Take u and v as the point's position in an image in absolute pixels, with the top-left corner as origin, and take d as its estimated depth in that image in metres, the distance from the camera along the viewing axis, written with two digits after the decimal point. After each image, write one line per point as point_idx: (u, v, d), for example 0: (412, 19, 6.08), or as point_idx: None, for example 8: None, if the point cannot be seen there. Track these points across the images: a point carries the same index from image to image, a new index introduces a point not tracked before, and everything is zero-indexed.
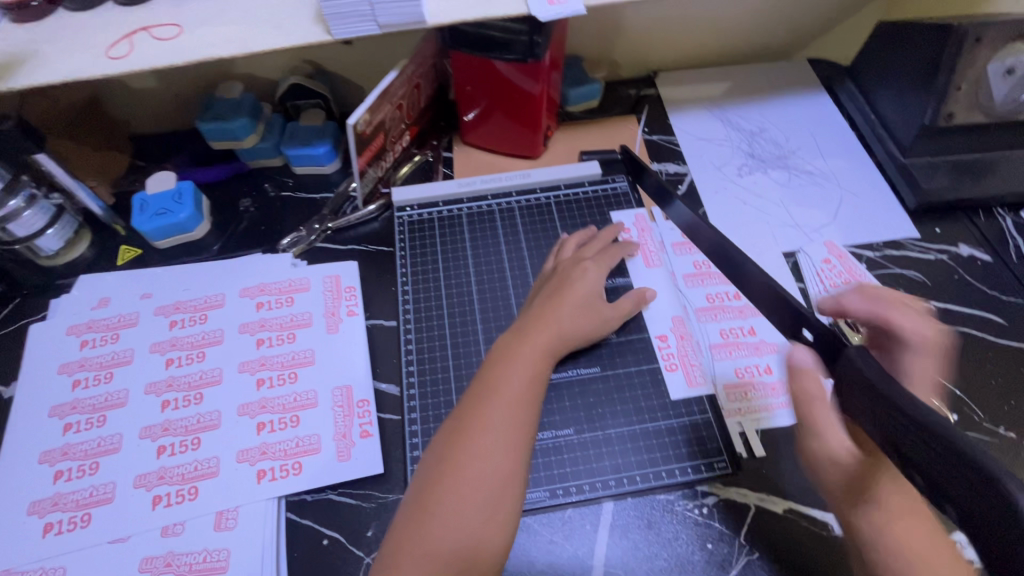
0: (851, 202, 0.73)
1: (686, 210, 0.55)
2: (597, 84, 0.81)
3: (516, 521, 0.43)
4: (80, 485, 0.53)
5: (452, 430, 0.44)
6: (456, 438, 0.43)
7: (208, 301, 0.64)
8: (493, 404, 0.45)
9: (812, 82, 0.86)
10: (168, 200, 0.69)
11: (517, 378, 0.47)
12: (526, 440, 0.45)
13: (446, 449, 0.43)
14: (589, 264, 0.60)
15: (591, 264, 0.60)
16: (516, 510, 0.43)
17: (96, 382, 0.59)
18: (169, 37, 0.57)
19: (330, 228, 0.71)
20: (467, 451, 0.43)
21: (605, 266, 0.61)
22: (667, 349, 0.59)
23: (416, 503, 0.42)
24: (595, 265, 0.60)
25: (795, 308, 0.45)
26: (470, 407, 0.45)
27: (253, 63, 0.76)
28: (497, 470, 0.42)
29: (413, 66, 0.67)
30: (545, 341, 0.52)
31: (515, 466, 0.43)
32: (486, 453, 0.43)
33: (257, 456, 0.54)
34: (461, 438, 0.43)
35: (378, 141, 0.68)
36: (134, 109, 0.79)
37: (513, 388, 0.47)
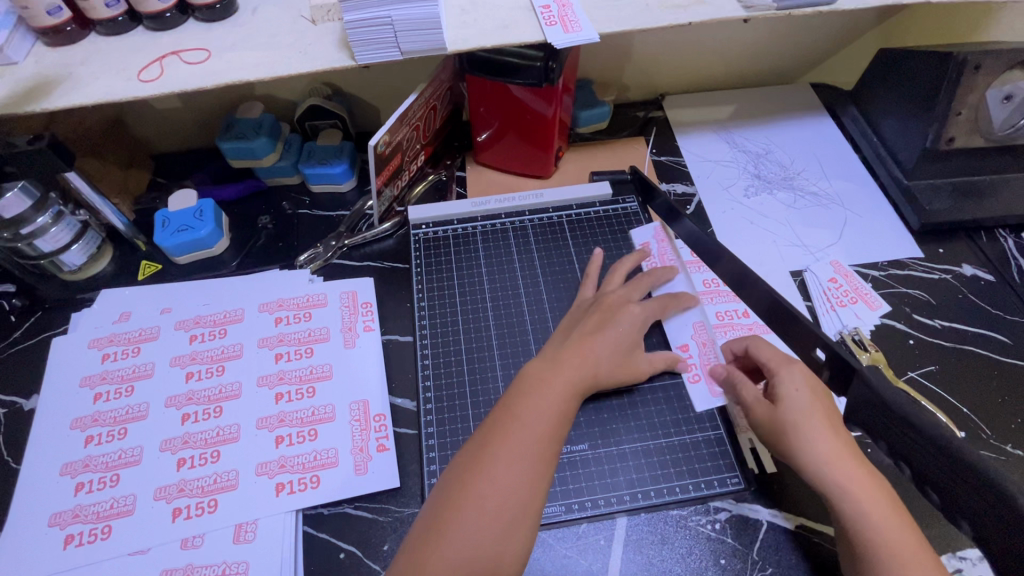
0: (856, 222, 0.75)
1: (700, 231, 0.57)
2: (606, 107, 0.83)
3: (528, 549, 0.43)
4: (101, 497, 0.53)
5: (476, 453, 0.45)
6: (476, 463, 0.44)
7: (228, 316, 0.65)
8: (517, 433, 0.46)
9: (815, 106, 0.89)
10: (190, 217, 0.70)
11: (544, 407, 0.48)
12: (547, 470, 0.45)
13: (468, 472, 0.44)
14: (635, 305, 0.59)
15: (639, 306, 0.59)
16: (529, 539, 0.43)
17: (117, 395, 0.59)
18: (198, 62, 0.60)
19: (346, 245, 0.72)
20: (489, 477, 0.44)
21: (651, 309, 0.60)
22: (690, 360, 0.59)
23: (433, 522, 0.42)
24: (641, 308, 0.59)
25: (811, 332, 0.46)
26: (495, 433, 0.46)
27: (273, 85, 0.79)
28: (517, 498, 0.43)
29: (431, 89, 0.69)
30: (578, 368, 0.51)
31: (534, 495, 0.44)
32: (506, 479, 0.44)
33: (276, 469, 0.55)
34: (484, 463, 0.44)
35: (395, 161, 0.70)
36: (156, 128, 0.81)
37: (541, 417, 0.47)
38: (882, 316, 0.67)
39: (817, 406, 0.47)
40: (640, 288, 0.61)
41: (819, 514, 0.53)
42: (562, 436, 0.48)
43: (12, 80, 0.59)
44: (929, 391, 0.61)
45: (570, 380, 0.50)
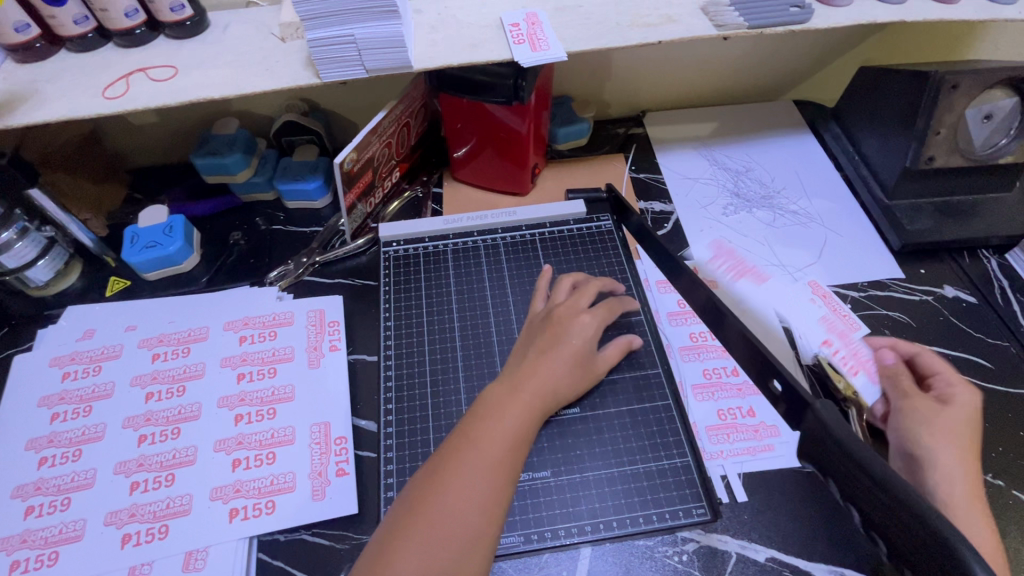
0: (836, 242, 0.74)
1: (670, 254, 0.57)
2: (585, 124, 0.83)
3: None
4: (50, 521, 0.52)
5: (429, 479, 0.43)
6: (427, 491, 0.43)
7: (192, 334, 0.64)
8: (471, 460, 0.44)
9: (798, 123, 0.88)
10: (159, 233, 0.70)
11: (501, 432, 0.46)
12: (503, 496, 0.44)
13: (421, 499, 0.42)
14: (587, 314, 0.57)
15: (590, 315, 0.57)
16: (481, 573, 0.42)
17: (74, 416, 0.59)
18: (165, 79, 0.59)
19: (317, 261, 0.72)
20: (441, 506, 0.42)
21: (603, 317, 0.58)
22: None
23: (377, 553, 0.41)
24: (593, 317, 0.57)
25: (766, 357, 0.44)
26: (451, 459, 0.44)
27: (249, 101, 0.78)
28: (469, 530, 0.42)
29: (402, 105, 0.68)
30: (537, 394, 0.50)
31: (488, 527, 0.42)
32: (459, 509, 0.42)
33: (231, 494, 0.54)
34: (438, 491, 0.43)
35: (367, 177, 0.69)
36: (131, 144, 0.81)
37: (497, 443, 0.45)
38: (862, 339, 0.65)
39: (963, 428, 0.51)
40: (589, 294, 0.59)
41: (790, 546, 0.52)
42: (519, 465, 0.46)
43: None
44: None
45: (531, 406, 0.49)
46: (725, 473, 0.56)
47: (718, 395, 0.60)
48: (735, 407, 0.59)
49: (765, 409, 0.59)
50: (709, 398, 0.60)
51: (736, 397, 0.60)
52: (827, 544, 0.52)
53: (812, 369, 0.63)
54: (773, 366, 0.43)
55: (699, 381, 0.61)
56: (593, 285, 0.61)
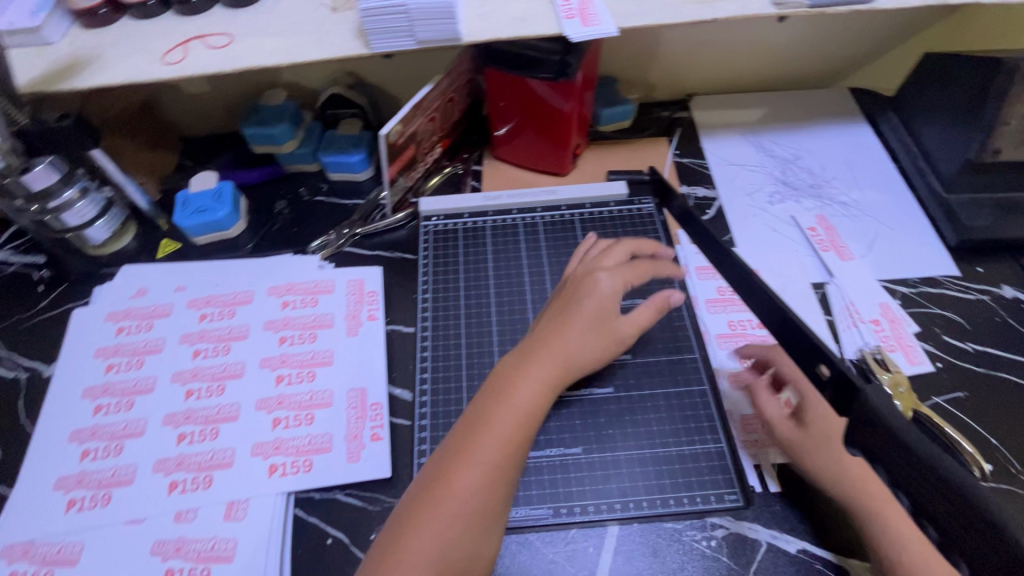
0: (887, 235, 0.71)
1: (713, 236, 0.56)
2: (630, 105, 0.81)
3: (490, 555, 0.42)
4: (104, 465, 0.56)
5: (439, 459, 0.43)
6: (438, 472, 0.42)
7: (237, 297, 0.67)
8: (481, 438, 0.43)
9: (853, 111, 0.84)
10: (209, 198, 0.72)
11: (513, 407, 0.45)
12: (512, 472, 0.44)
13: (432, 478, 0.42)
14: (603, 274, 0.54)
15: (607, 275, 0.54)
16: (491, 546, 0.42)
17: (128, 368, 0.62)
18: (221, 46, 0.61)
19: (358, 233, 0.73)
20: (449, 483, 0.42)
21: (625, 277, 0.55)
22: (882, 332, 0.63)
23: (390, 534, 0.41)
24: (610, 276, 0.54)
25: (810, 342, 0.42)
26: (460, 437, 0.44)
27: (298, 73, 0.80)
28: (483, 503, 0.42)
29: (448, 80, 0.69)
30: (552, 364, 0.48)
31: (495, 502, 0.42)
32: (476, 481, 0.42)
33: (270, 450, 0.56)
34: (456, 464, 0.43)
35: (409, 152, 0.69)
36: (183, 111, 0.83)
37: (508, 419, 0.45)
38: (912, 336, 0.63)
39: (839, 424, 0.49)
40: (615, 257, 0.58)
41: (823, 538, 0.50)
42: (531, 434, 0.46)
43: (45, 59, 0.61)
44: (956, 420, 0.57)
45: (548, 376, 0.48)
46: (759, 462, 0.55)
47: None
48: None
49: None
50: None
51: None
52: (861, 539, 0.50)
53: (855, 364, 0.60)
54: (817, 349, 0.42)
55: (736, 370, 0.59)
56: (624, 248, 0.59)
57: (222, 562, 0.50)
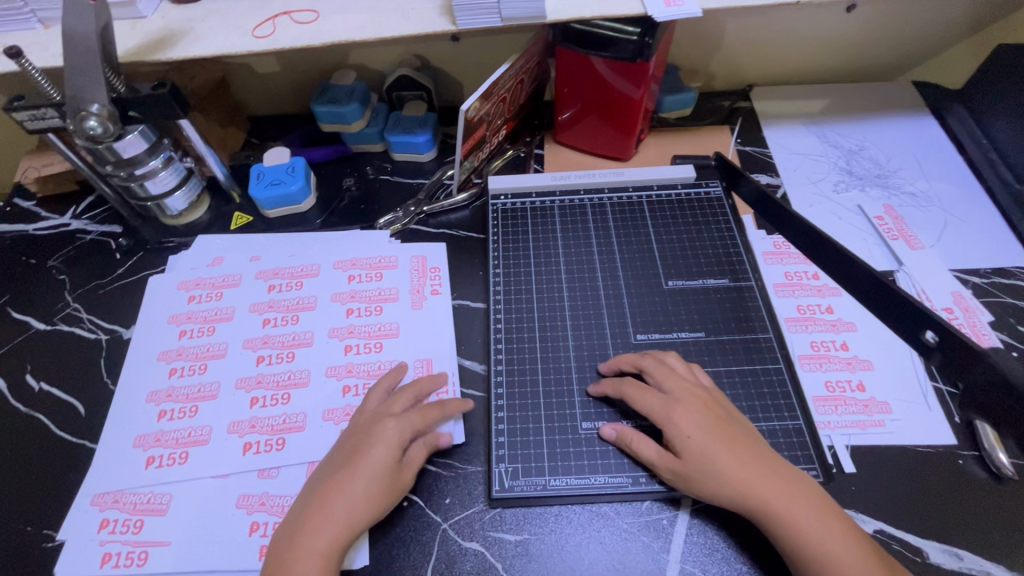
0: (957, 226, 0.70)
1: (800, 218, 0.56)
2: (692, 93, 0.81)
3: None
4: (181, 424, 0.58)
5: None
6: None
7: (304, 270, 0.68)
8: None
9: (918, 104, 0.84)
10: (282, 172, 0.74)
11: None
12: None
13: None
14: (391, 421, 0.52)
15: (394, 420, 0.52)
16: None
17: (199, 334, 0.64)
18: (308, 22, 0.62)
19: (424, 211, 0.74)
20: None
21: (415, 419, 0.53)
22: (956, 320, 0.62)
23: None
24: (399, 422, 0.52)
25: (917, 309, 0.46)
26: None
27: (367, 55, 0.81)
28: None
29: (522, 62, 0.69)
30: (330, 536, 0.46)
31: None
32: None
33: (341, 416, 0.57)
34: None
35: (480, 131, 0.71)
36: (254, 90, 0.85)
37: None
38: (987, 325, 0.62)
39: (716, 444, 0.49)
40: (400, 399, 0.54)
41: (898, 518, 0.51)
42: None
43: (139, 32, 0.63)
44: None
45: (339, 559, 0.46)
46: (833, 443, 0.55)
47: (827, 367, 0.59)
48: (844, 381, 0.58)
49: (877, 384, 0.58)
50: (818, 368, 0.59)
51: (846, 370, 0.59)
52: (940, 522, 0.51)
53: None
54: (926, 316, 0.45)
55: (807, 352, 0.60)
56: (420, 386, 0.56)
57: None
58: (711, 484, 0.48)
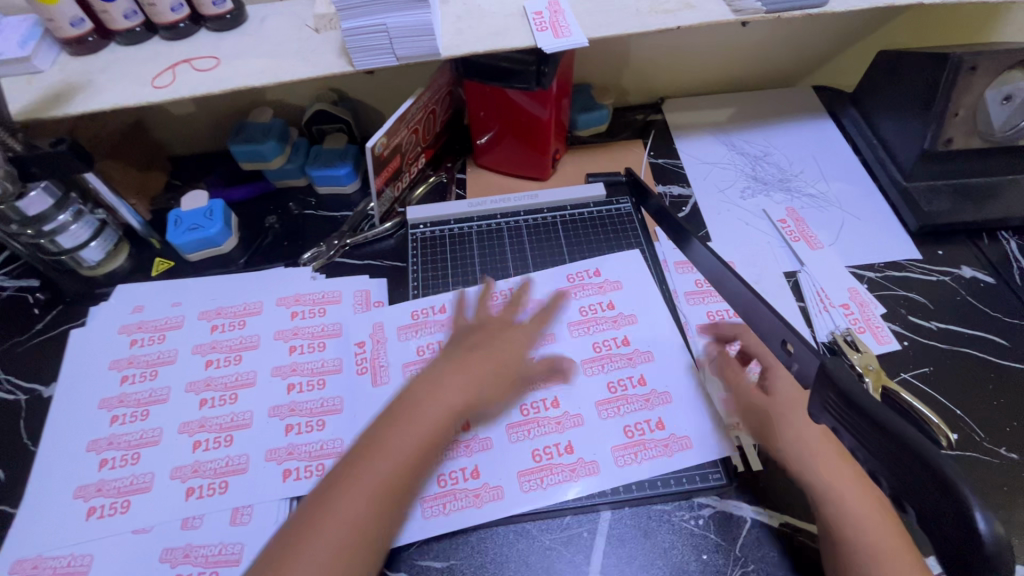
0: (853, 224, 0.75)
1: (712, 258, 0.55)
2: (605, 110, 0.84)
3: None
4: (122, 473, 0.57)
5: (325, 491, 0.46)
6: (324, 500, 0.45)
7: (624, 321, 0.65)
8: (375, 469, 0.47)
9: (816, 108, 0.89)
10: (200, 216, 0.73)
11: (407, 441, 0.49)
12: (378, 516, 0.46)
13: (300, 535, 0.44)
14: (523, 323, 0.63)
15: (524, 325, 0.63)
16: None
17: (142, 379, 0.63)
18: (208, 69, 0.63)
19: (348, 244, 0.75)
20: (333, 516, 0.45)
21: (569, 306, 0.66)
22: (851, 315, 0.66)
23: (279, 554, 0.43)
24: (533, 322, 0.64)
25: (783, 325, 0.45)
26: (344, 474, 0.47)
27: (283, 91, 0.82)
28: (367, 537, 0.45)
29: (429, 93, 0.72)
30: (443, 418, 0.52)
31: (354, 541, 0.44)
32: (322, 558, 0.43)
33: (284, 456, 0.57)
34: (357, 461, 0.48)
35: (394, 162, 0.72)
36: (172, 132, 0.85)
37: (406, 450, 0.49)
38: (879, 317, 0.66)
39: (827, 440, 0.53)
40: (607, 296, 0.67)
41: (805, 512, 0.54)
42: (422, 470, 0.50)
43: (36, 87, 0.62)
44: (922, 393, 0.61)
45: (428, 423, 0.51)
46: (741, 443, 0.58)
47: None
48: None
49: None
50: None
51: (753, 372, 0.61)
52: None
53: (827, 347, 0.64)
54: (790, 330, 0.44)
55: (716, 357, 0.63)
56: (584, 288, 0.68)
57: (230, 565, 0.52)
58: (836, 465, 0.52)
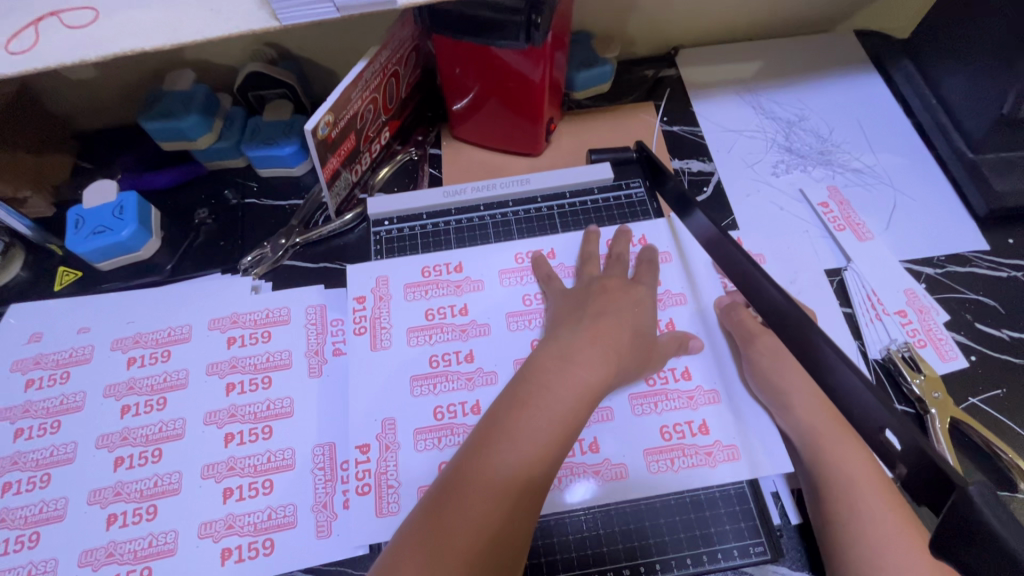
0: (907, 206, 0.62)
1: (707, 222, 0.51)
2: (609, 66, 0.69)
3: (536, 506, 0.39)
4: (17, 561, 0.46)
5: (510, 399, 0.42)
6: (513, 408, 0.41)
7: (669, 300, 0.56)
8: (560, 382, 0.43)
9: (860, 59, 0.74)
10: (108, 215, 0.59)
11: (588, 354, 0.45)
12: (571, 435, 0.41)
13: (492, 438, 0.40)
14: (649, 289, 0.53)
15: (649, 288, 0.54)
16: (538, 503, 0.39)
17: (41, 433, 0.51)
18: (83, 25, 0.45)
19: (298, 242, 0.60)
20: (524, 422, 0.40)
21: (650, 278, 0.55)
22: (910, 325, 0.55)
23: (471, 451, 0.40)
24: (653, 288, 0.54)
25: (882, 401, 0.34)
26: (530, 382, 0.43)
27: (206, 49, 0.65)
28: (523, 512, 0.38)
29: (388, 51, 0.56)
30: (615, 336, 0.47)
31: (546, 455, 0.40)
32: (495, 483, 0.38)
33: (222, 531, 0.47)
34: (547, 371, 0.44)
35: (349, 142, 0.58)
36: (71, 105, 0.68)
37: (586, 368, 0.44)
38: (942, 326, 0.55)
39: (879, 483, 0.43)
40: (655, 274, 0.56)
41: None
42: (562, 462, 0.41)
43: None
44: (993, 422, 0.51)
45: (607, 340, 0.46)
46: (777, 489, 0.49)
47: None
48: None
49: None
50: None
51: None
52: None
53: (880, 366, 0.54)
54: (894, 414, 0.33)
55: None
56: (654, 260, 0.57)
57: None
58: (869, 502, 0.42)
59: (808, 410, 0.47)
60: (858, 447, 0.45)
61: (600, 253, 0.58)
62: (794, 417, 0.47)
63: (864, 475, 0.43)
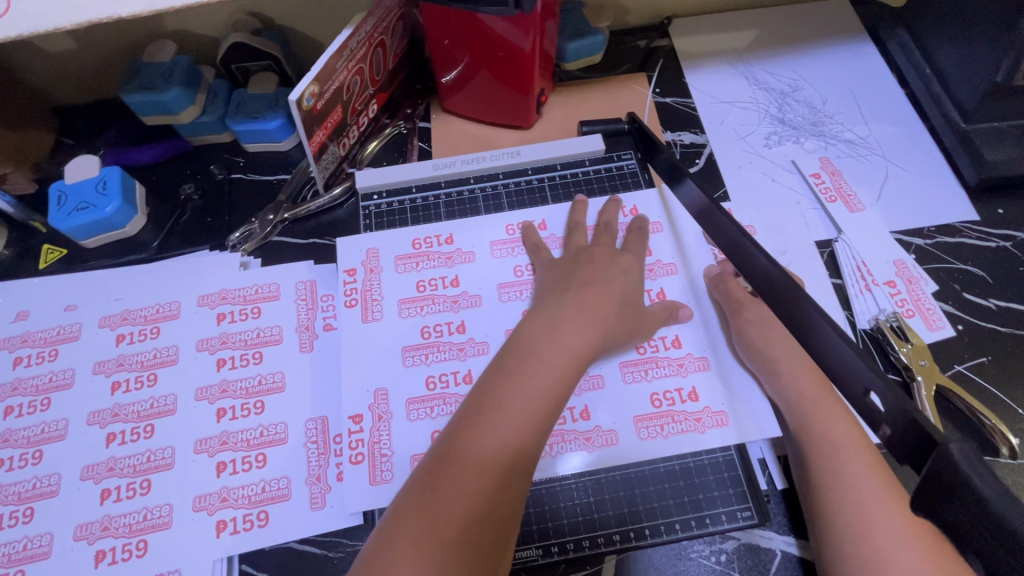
0: (898, 177, 0.62)
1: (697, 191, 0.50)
2: (601, 36, 0.68)
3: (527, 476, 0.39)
4: (12, 536, 0.46)
5: (497, 371, 0.42)
6: (501, 379, 0.41)
7: (659, 269, 0.56)
8: (546, 353, 0.43)
9: (855, 28, 0.73)
10: (90, 190, 0.58)
11: (575, 324, 0.45)
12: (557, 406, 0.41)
13: (480, 409, 0.40)
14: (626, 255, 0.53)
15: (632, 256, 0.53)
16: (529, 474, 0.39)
17: (31, 411, 0.51)
18: None
19: (287, 218, 0.60)
20: (511, 393, 0.41)
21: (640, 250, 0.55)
22: (899, 295, 0.55)
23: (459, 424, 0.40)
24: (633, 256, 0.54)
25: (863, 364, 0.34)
26: (518, 354, 0.43)
27: (187, 18, 0.63)
28: (513, 482, 0.38)
29: (373, 20, 0.55)
30: (602, 306, 0.47)
31: (534, 426, 0.40)
32: (484, 454, 0.38)
33: (217, 504, 0.47)
34: (534, 343, 0.44)
35: (336, 114, 0.57)
36: (49, 78, 0.66)
37: (571, 338, 0.44)
38: (930, 296, 0.56)
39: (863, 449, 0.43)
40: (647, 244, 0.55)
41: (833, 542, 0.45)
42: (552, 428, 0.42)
43: None
44: (977, 389, 0.52)
45: (595, 310, 0.46)
46: (764, 455, 0.50)
47: None
48: None
49: None
50: None
51: None
52: None
53: (867, 335, 0.54)
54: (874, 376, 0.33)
55: None
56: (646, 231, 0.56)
57: None
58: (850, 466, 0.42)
59: (795, 378, 0.48)
60: (842, 412, 0.46)
61: (591, 223, 0.58)
62: (780, 385, 0.48)
63: (850, 442, 0.44)
